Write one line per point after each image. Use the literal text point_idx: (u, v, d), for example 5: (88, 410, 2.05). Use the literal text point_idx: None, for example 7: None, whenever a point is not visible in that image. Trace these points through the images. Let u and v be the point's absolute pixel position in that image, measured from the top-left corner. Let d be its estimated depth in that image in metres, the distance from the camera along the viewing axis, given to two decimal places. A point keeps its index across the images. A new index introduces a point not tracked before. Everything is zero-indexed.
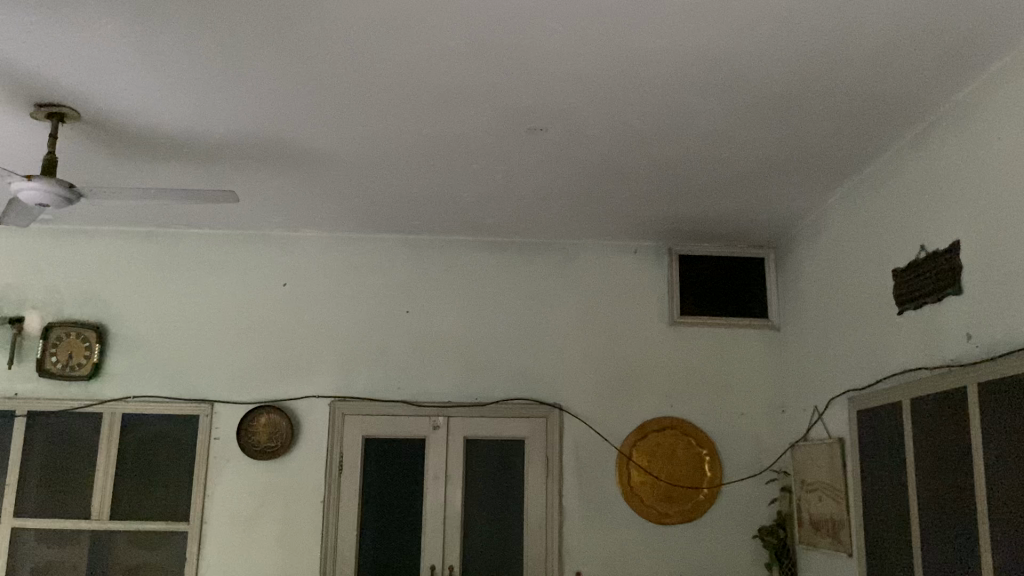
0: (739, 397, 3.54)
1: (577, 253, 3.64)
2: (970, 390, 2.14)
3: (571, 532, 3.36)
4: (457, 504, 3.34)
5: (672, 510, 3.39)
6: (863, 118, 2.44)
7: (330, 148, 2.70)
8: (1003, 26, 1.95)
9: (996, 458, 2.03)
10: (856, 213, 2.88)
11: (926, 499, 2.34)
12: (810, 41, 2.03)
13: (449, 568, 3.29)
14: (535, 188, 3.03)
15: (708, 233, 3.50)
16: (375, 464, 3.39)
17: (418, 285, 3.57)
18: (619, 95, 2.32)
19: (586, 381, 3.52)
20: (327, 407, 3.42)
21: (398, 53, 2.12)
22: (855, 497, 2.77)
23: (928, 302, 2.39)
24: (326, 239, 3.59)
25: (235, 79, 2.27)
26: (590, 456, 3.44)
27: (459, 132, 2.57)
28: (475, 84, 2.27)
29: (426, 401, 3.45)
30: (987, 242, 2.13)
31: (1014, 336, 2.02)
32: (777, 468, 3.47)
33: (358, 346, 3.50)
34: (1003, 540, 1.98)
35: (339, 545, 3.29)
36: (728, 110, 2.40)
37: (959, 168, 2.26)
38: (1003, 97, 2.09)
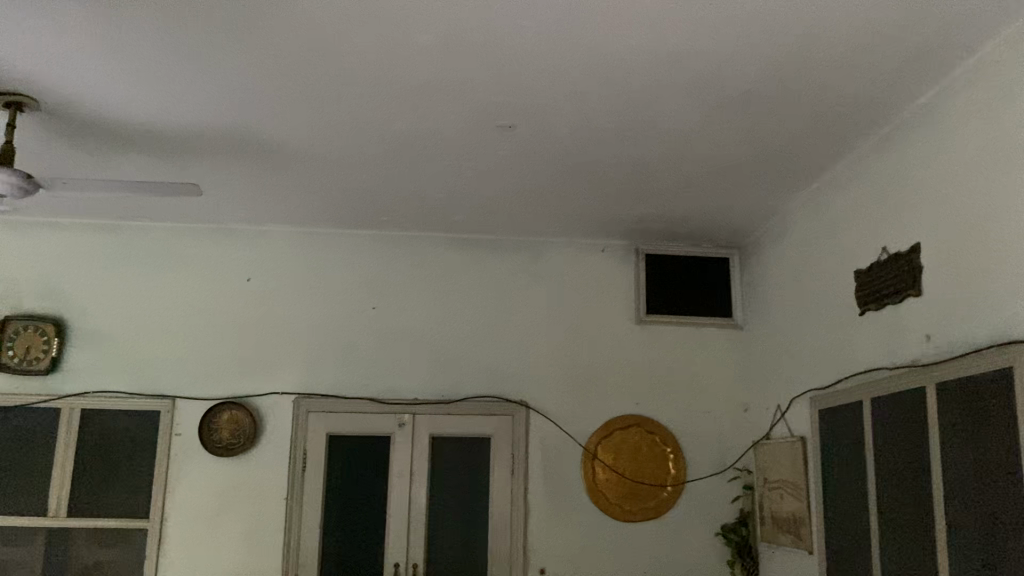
0: (703, 396, 3.58)
1: (545, 251, 3.64)
2: (927, 390, 2.19)
3: (536, 530, 3.36)
4: (421, 502, 3.33)
5: (636, 507, 3.41)
6: (826, 122, 2.48)
7: (296, 143, 2.68)
8: (966, 32, 1.99)
9: (952, 457, 2.07)
10: (821, 213, 2.91)
11: (884, 497, 2.38)
12: (779, 41, 2.04)
13: (412, 566, 3.27)
14: (506, 186, 3.03)
15: (674, 232, 3.52)
16: (339, 461, 3.36)
17: (386, 282, 3.55)
18: (588, 94, 2.32)
19: (553, 380, 3.53)
20: (291, 403, 3.39)
21: (368, 46, 2.09)
22: (815, 495, 2.82)
23: (889, 303, 2.42)
24: (293, 233, 3.55)
25: (199, 70, 2.24)
26: (555, 453, 3.44)
27: (427, 130, 2.57)
28: (445, 81, 2.26)
29: (391, 398, 3.43)
30: (944, 245, 2.18)
31: (971, 337, 2.05)
32: (739, 466, 3.50)
33: (323, 342, 3.47)
34: (959, 539, 2.03)
35: (302, 544, 3.26)
36: (697, 111, 2.42)
37: (922, 172, 2.29)
38: (966, 102, 2.12)
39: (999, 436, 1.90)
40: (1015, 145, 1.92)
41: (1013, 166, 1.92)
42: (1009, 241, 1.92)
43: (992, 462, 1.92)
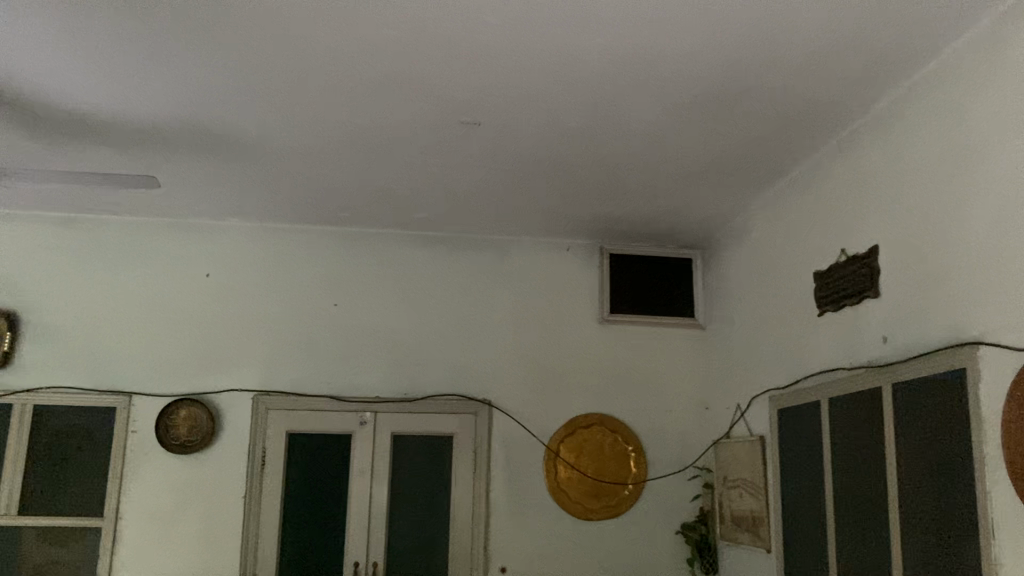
0: (665, 394, 3.60)
1: (509, 249, 3.64)
2: (884, 391, 2.22)
3: (498, 529, 3.36)
4: (382, 500, 3.31)
5: (597, 506, 3.42)
6: (788, 124, 2.50)
7: (257, 136, 2.64)
8: (925, 37, 2.02)
9: (908, 456, 2.10)
10: (782, 215, 2.95)
11: (841, 496, 2.41)
12: (742, 42, 2.06)
13: (372, 565, 3.25)
14: (471, 183, 3.01)
15: (638, 232, 3.54)
16: (298, 458, 3.32)
17: (348, 278, 3.51)
18: (553, 92, 2.32)
19: (516, 378, 3.52)
20: (251, 400, 3.34)
21: (331, 39, 2.07)
22: (774, 493, 2.85)
23: (848, 304, 2.45)
24: (254, 228, 3.50)
25: (157, 60, 2.19)
26: (517, 452, 3.44)
27: (391, 125, 2.55)
28: (409, 75, 2.24)
29: (353, 396, 3.40)
30: (902, 247, 2.21)
31: (926, 338, 2.09)
32: (699, 464, 3.53)
33: (284, 339, 3.43)
34: (913, 537, 2.06)
35: (260, 542, 3.22)
36: (661, 111, 2.42)
37: (881, 175, 2.33)
38: (924, 107, 2.16)
39: (953, 436, 1.93)
40: (970, 150, 1.95)
41: (969, 170, 1.96)
42: (964, 244, 1.96)
43: (946, 461, 1.95)
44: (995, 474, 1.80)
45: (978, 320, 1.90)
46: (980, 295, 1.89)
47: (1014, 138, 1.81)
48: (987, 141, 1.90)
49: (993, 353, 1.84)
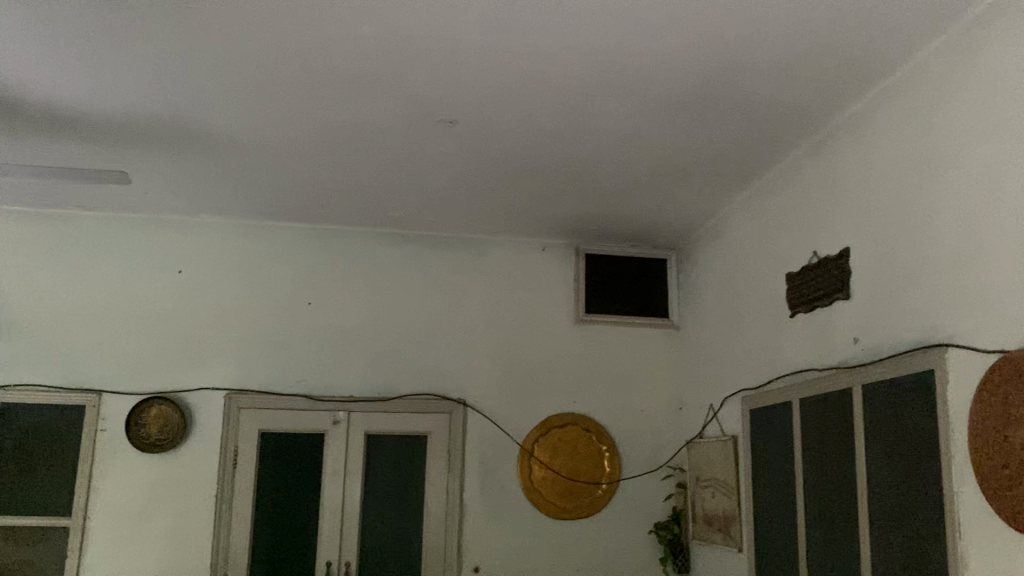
0: (640, 395, 3.61)
1: (485, 249, 3.64)
2: (855, 391, 2.24)
3: (471, 528, 3.35)
4: (355, 499, 3.29)
5: (571, 505, 3.43)
6: (762, 126, 2.52)
7: (231, 132, 2.62)
8: (897, 41, 2.04)
9: (877, 456, 2.13)
10: (755, 217, 2.97)
11: (811, 495, 2.43)
12: (718, 44, 2.07)
13: (345, 565, 3.23)
14: (447, 181, 3.00)
15: (614, 232, 3.55)
16: (270, 458, 3.30)
17: (323, 276, 3.49)
18: (530, 91, 2.32)
19: (491, 378, 3.52)
20: (223, 399, 3.31)
21: (306, 35, 2.05)
22: (745, 493, 2.87)
23: (819, 306, 2.48)
24: (228, 224, 3.47)
25: (130, 53, 2.16)
26: (491, 451, 3.44)
27: (367, 123, 2.53)
28: (385, 73, 2.23)
29: (326, 395, 3.38)
30: (873, 250, 2.23)
31: (895, 340, 2.11)
32: (673, 464, 3.55)
33: (257, 337, 3.40)
34: (881, 537, 2.08)
35: (231, 542, 3.19)
36: (637, 111, 2.43)
37: (853, 177, 2.35)
38: (895, 112, 2.18)
39: (922, 437, 1.96)
40: (941, 154, 1.98)
41: (939, 174, 1.98)
42: (933, 246, 1.98)
43: (914, 461, 1.98)
44: (962, 475, 1.83)
45: (946, 322, 1.92)
46: (948, 296, 1.92)
47: (983, 142, 1.84)
48: (956, 145, 1.93)
49: (961, 354, 1.86)
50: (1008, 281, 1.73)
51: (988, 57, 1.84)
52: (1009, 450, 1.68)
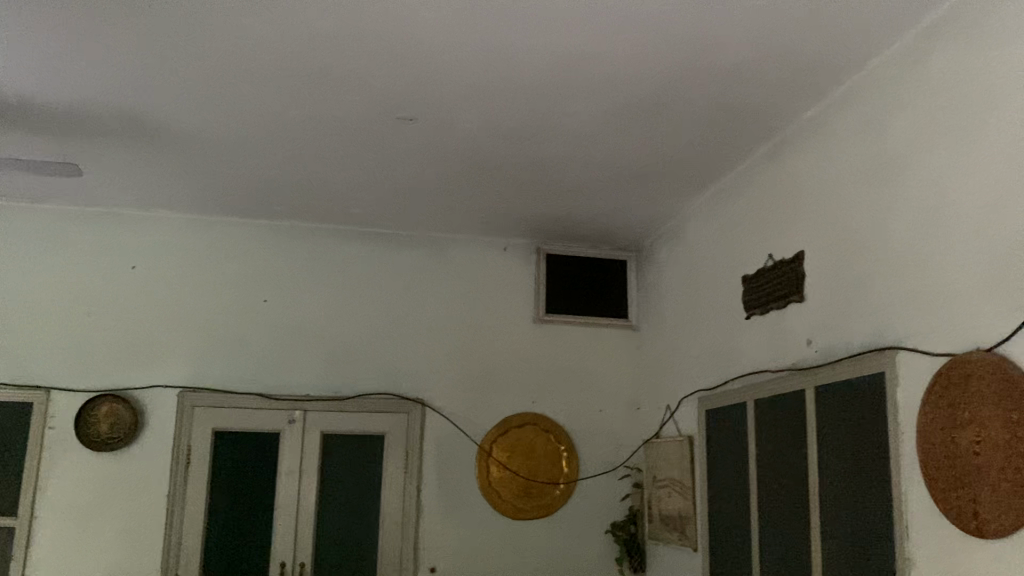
0: (598, 395, 3.63)
1: (445, 247, 3.62)
2: (807, 393, 2.27)
3: (428, 528, 3.34)
4: (310, 499, 3.25)
5: (528, 505, 3.43)
6: (721, 129, 2.54)
7: (187, 125, 2.57)
8: (852, 48, 2.07)
9: (829, 457, 2.16)
10: (713, 219, 3.00)
11: (765, 495, 2.46)
12: (677, 47, 2.08)
13: (299, 566, 3.19)
14: (407, 179, 2.99)
15: (574, 233, 3.56)
16: (224, 457, 3.25)
17: (280, 273, 3.45)
18: (491, 90, 2.31)
19: (450, 377, 3.51)
20: (176, 397, 3.25)
21: (263, 28, 2.02)
22: (701, 493, 2.90)
23: (774, 308, 2.51)
24: (183, 219, 3.41)
25: (81, 43, 2.11)
26: (449, 451, 3.43)
27: (326, 119, 2.51)
28: (344, 68, 2.21)
29: (282, 393, 3.34)
30: (826, 254, 2.26)
31: (847, 343, 2.14)
32: (630, 464, 3.57)
33: (213, 334, 3.35)
34: (832, 537, 2.11)
35: (183, 542, 3.14)
36: (597, 112, 2.44)
37: (808, 181, 2.38)
38: (849, 117, 2.21)
39: (873, 439, 1.99)
40: (893, 160, 2.01)
41: (891, 179, 2.02)
42: (885, 251, 2.01)
43: (865, 463, 2.00)
44: (910, 477, 1.86)
45: (896, 326, 1.95)
46: (898, 299, 1.95)
47: (933, 149, 1.87)
48: (909, 151, 1.96)
49: (909, 358, 1.89)
50: (956, 287, 1.76)
51: (939, 65, 1.88)
52: (956, 452, 1.72)
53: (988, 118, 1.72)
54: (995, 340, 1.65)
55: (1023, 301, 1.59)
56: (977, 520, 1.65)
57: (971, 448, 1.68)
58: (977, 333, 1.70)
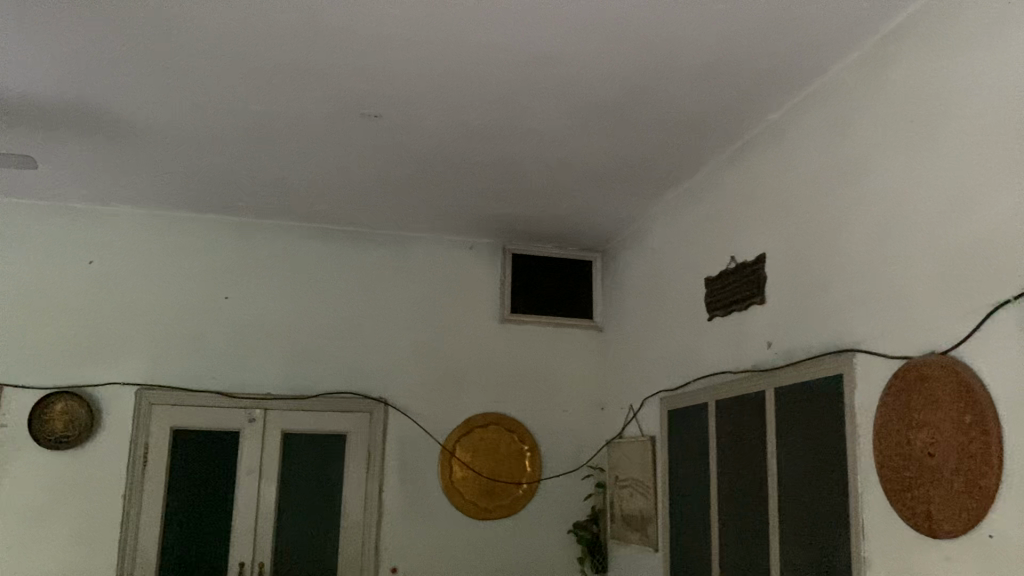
0: (562, 395, 3.63)
1: (411, 246, 3.61)
2: (766, 394, 2.30)
3: (389, 528, 3.32)
4: (270, 499, 3.21)
5: (490, 505, 3.42)
6: (686, 131, 2.56)
7: (147, 118, 2.53)
8: (814, 53, 2.09)
9: (788, 458, 2.18)
10: (677, 221, 3.02)
11: (725, 496, 2.48)
12: (642, 48, 2.09)
13: (258, 566, 3.15)
14: (372, 177, 2.97)
15: (540, 233, 3.56)
16: (182, 455, 3.20)
17: (242, 270, 3.41)
18: (456, 88, 2.30)
19: (413, 377, 3.49)
20: (134, 395, 3.20)
21: (225, 21, 1.99)
22: (662, 493, 2.91)
23: (735, 310, 2.53)
24: (144, 214, 3.36)
25: (35, 32, 2.05)
26: (412, 450, 3.41)
27: (289, 114, 2.48)
28: (307, 63, 2.18)
29: (243, 392, 3.30)
30: (787, 257, 2.29)
31: (806, 345, 2.17)
32: (593, 464, 3.58)
33: (172, 330, 3.30)
34: (790, 538, 2.13)
35: (139, 542, 3.09)
36: (562, 112, 2.44)
37: (770, 184, 2.41)
38: (811, 122, 2.24)
39: (830, 440, 2.01)
40: (853, 165, 2.04)
41: (851, 184, 2.04)
42: (844, 255, 2.04)
43: (822, 464, 2.03)
44: (866, 478, 1.88)
45: (854, 329, 1.98)
46: (856, 303, 1.98)
47: (892, 155, 1.90)
48: (869, 156, 1.98)
49: (866, 360, 1.92)
50: (912, 291, 1.79)
51: (899, 72, 1.91)
52: (910, 453, 1.74)
53: (945, 125, 1.75)
54: (950, 343, 1.67)
55: (976, 305, 1.62)
56: (930, 520, 1.67)
57: (924, 450, 1.70)
58: (932, 337, 1.72)
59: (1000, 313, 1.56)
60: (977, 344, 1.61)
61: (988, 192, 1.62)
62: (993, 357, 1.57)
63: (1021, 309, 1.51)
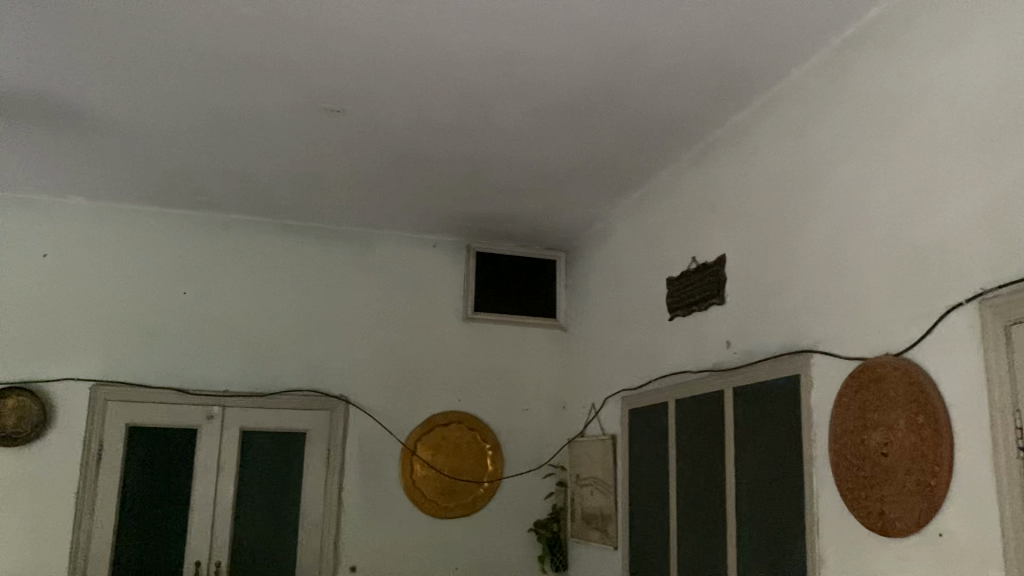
0: (524, 394, 3.64)
1: (374, 243, 3.59)
2: (725, 394, 2.32)
3: (349, 527, 3.29)
4: (227, 497, 3.17)
5: (451, 504, 3.42)
6: (649, 132, 2.57)
7: (104, 109, 2.48)
8: (775, 57, 2.12)
9: (745, 457, 2.20)
10: (640, 221, 3.04)
11: (683, 494, 2.50)
12: (607, 48, 2.09)
13: (214, 565, 3.11)
14: (335, 172, 2.94)
15: (504, 231, 3.56)
16: (138, 453, 3.14)
17: (202, 265, 3.36)
18: (420, 84, 2.29)
19: (375, 374, 3.47)
20: (88, 391, 3.14)
21: (184, 12, 1.96)
22: (622, 491, 2.93)
23: (696, 311, 2.55)
24: (101, 207, 3.29)
25: None
26: (373, 449, 3.39)
27: (251, 108, 2.45)
28: (269, 56, 2.15)
29: (201, 388, 3.26)
30: (746, 258, 2.32)
31: (764, 345, 2.19)
32: (554, 463, 3.59)
33: (129, 326, 3.24)
34: (747, 536, 2.16)
35: (92, 541, 3.03)
36: (527, 111, 2.44)
37: (731, 186, 2.43)
38: (771, 125, 2.27)
39: (787, 440, 2.04)
40: (812, 168, 2.07)
41: (809, 186, 2.07)
42: (802, 257, 2.07)
43: (779, 463, 2.06)
44: (821, 477, 1.91)
45: (811, 330, 2.01)
46: (813, 304, 2.00)
47: (850, 160, 1.93)
48: (827, 160, 2.01)
49: (822, 361, 1.95)
50: (868, 294, 1.82)
51: (858, 77, 1.94)
52: (865, 453, 1.77)
53: (902, 131, 1.78)
54: (904, 344, 1.71)
55: (930, 308, 1.65)
56: (883, 519, 1.70)
57: (878, 450, 1.73)
58: (886, 339, 1.75)
59: (953, 315, 1.59)
60: (930, 346, 1.64)
61: (942, 196, 1.65)
62: (946, 358, 1.60)
63: (973, 312, 1.55)
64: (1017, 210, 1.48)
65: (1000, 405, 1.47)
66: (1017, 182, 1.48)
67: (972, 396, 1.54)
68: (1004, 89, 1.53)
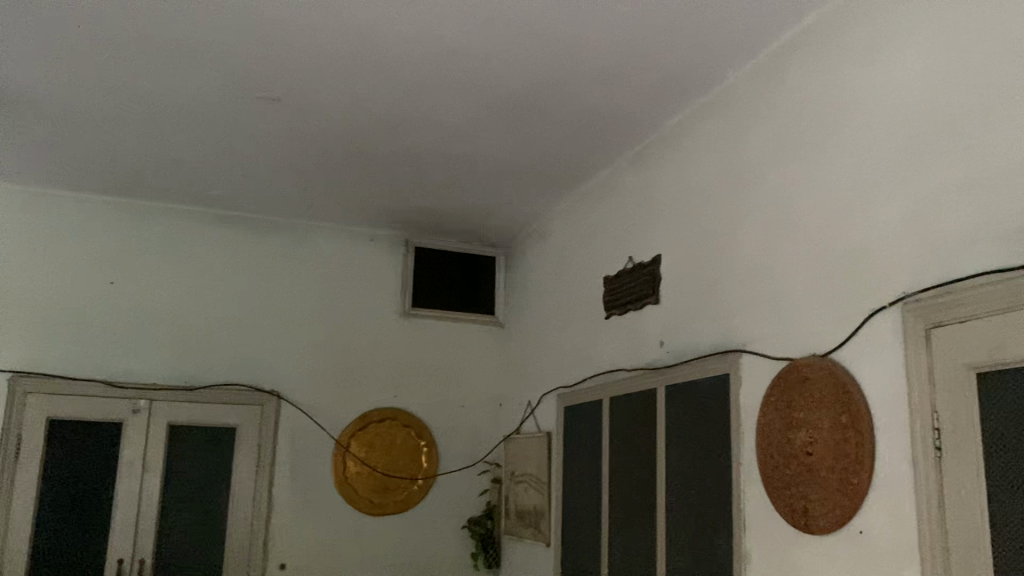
0: (460, 390, 3.63)
1: (311, 235, 3.54)
2: (658, 392, 2.35)
3: (279, 524, 3.24)
4: (153, 493, 3.09)
5: (384, 501, 3.39)
6: (588, 132, 2.59)
7: (27, 91, 2.38)
8: (712, 61, 2.15)
9: (676, 456, 2.23)
10: (577, 220, 3.05)
11: (615, 492, 2.52)
12: (548, 45, 2.09)
13: (138, 563, 3.03)
14: (271, 162, 2.89)
15: (443, 227, 3.55)
16: (59, 447, 3.04)
17: (131, 254, 3.27)
18: (359, 75, 2.26)
19: (309, 369, 3.42)
20: (7, 382, 3.02)
21: None
22: (556, 488, 2.94)
23: (631, 310, 2.57)
24: (25, 193, 3.17)
25: None
26: (306, 444, 3.34)
27: (183, 94, 2.39)
28: (202, 42, 2.10)
29: (128, 381, 3.16)
30: (680, 259, 2.35)
31: (695, 345, 2.22)
32: (489, 459, 3.59)
33: (51, 315, 3.13)
34: (676, 534, 2.18)
35: (8, 538, 2.92)
36: (467, 106, 2.43)
37: (667, 187, 2.46)
38: (707, 128, 2.30)
39: (716, 439, 2.07)
40: (745, 172, 2.10)
41: (742, 189, 2.11)
42: (733, 258, 2.10)
43: (708, 461, 2.09)
44: (748, 475, 1.94)
45: (741, 330, 2.04)
46: (744, 305, 2.04)
47: (782, 163, 1.97)
48: (760, 164, 2.05)
49: (750, 362, 1.99)
50: (796, 295, 1.86)
51: (791, 84, 1.98)
52: (790, 452, 1.80)
53: (832, 137, 1.82)
54: (829, 346, 1.75)
55: (854, 311, 1.69)
56: (806, 517, 1.74)
57: (803, 449, 1.77)
58: (813, 341, 1.79)
59: (876, 319, 1.64)
60: (854, 349, 1.68)
61: (869, 202, 1.69)
62: (869, 361, 1.64)
63: (895, 314, 1.59)
64: (939, 217, 1.52)
65: (919, 405, 1.51)
66: (940, 190, 1.52)
67: (893, 397, 1.58)
68: (930, 98, 1.57)
